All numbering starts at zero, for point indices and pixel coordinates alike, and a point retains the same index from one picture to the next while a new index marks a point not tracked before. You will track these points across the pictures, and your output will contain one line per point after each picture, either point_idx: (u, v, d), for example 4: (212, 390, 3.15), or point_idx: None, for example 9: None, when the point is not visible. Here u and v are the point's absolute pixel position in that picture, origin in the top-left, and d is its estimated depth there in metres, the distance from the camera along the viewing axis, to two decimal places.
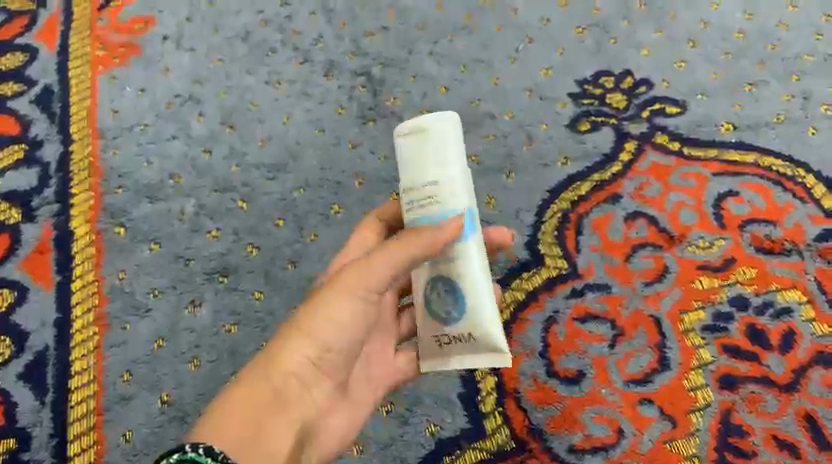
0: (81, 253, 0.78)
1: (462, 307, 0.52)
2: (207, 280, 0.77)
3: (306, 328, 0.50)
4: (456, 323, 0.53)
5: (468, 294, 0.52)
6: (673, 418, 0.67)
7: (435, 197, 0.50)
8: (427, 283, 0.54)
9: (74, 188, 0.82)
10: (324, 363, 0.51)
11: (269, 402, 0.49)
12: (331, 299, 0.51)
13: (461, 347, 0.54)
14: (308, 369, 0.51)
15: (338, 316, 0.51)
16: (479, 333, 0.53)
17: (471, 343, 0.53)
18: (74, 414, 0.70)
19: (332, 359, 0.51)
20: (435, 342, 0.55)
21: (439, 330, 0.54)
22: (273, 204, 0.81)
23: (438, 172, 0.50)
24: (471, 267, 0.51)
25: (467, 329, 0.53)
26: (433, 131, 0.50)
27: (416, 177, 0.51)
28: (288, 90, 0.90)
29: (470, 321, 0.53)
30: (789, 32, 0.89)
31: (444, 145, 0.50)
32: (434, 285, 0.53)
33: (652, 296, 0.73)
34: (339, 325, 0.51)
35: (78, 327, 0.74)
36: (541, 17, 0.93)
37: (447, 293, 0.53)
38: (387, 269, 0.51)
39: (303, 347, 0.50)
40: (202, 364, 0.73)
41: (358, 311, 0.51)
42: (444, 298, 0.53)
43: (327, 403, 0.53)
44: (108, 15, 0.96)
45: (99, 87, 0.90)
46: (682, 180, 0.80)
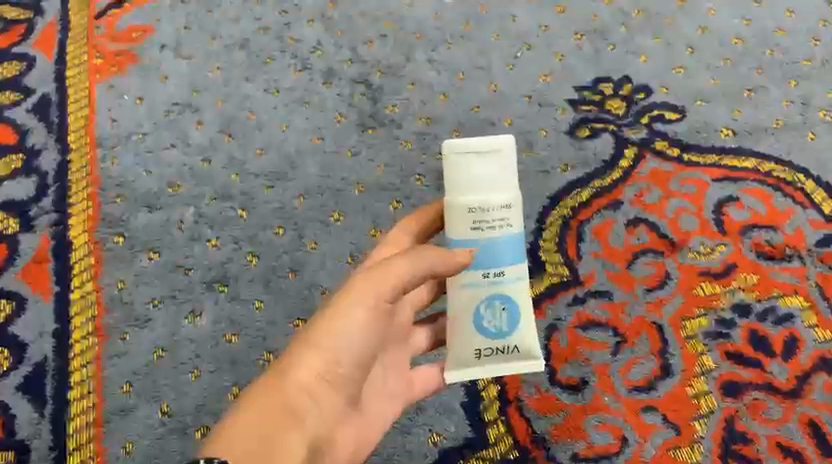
0: (79, 263, 0.78)
1: (513, 322, 0.54)
2: (206, 289, 0.77)
3: (314, 341, 0.49)
4: (503, 336, 0.54)
5: (523, 310, 0.54)
6: (676, 425, 0.67)
7: (506, 220, 0.50)
8: (482, 300, 0.53)
9: (72, 197, 0.82)
10: (335, 376, 0.49)
11: (279, 417, 0.47)
12: (338, 310, 0.49)
13: (502, 358, 0.55)
14: (319, 383, 0.49)
15: (347, 327, 0.49)
16: (527, 347, 0.55)
17: (514, 354, 0.55)
18: (74, 426, 0.70)
19: (344, 373, 0.50)
20: (474, 355, 0.55)
21: (481, 343, 0.54)
22: (272, 213, 0.81)
23: (509, 194, 0.50)
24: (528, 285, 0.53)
25: (514, 342, 0.55)
26: (506, 151, 0.50)
27: (486, 198, 0.50)
28: (287, 98, 0.89)
29: (519, 334, 0.54)
30: (786, 38, 0.90)
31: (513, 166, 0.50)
32: (492, 302, 0.53)
33: (654, 303, 0.73)
34: (349, 336, 0.49)
35: (77, 338, 0.74)
36: (539, 23, 0.93)
37: (503, 309, 0.53)
38: (399, 279, 0.50)
39: (312, 359, 0.49)
40: (202, 375, 0.72)
41: (368, 321, 0.50)
42: (498, 313, 0.53)
43: (342, 416, 0.51)
44: (105, 23, 0.96)
45: (97, 96, 0.90)
46: (682, 186, 0.80)
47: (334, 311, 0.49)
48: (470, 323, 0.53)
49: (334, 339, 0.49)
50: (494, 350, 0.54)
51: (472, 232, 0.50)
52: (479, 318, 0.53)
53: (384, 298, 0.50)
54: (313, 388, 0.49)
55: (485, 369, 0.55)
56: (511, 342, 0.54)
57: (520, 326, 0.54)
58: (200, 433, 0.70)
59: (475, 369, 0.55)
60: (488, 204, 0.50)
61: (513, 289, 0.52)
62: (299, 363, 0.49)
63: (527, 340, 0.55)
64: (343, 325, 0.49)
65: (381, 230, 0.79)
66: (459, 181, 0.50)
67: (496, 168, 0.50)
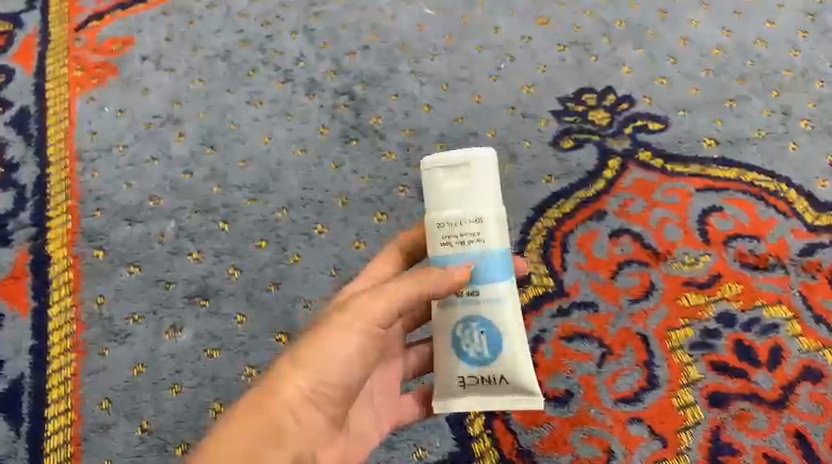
0: (58, 278, 0.77)
1: (495, 349, 0.49)
2: (188, 303, 0.76)
3: (305, 359, 0.47)
4: (486, 363, 0.49)
5: (503, 335, 0.49)
6: (663, 437, 0.66)
7: (478, 235, 0.47)
8: (458, 322, 0.50)
9: (51, 211, 0.81)
10: (323, 396, 0.47)
11: (265, 434, 0.45)
12: (332, 329, 0.47)
13: (488, 390, 0.50)
14: (308, 401, 0.47)
15: (340, 348, 0.47)
16: (513, 379, 0.49)
17: (501, 387, 0.50)
18: (51, 445, 0.68)
19: (334, 394, 0.48)
20: (455, 383, 0.51)
21: (462, 370, 0.50)
22: (255, 225, 0.80)
23: (481, 210, 0.47)
24: (511, 308, 0.48)
25: (500, 372, 0.49)
26: (476, 165, 0.47)
27: (454, 214, 0.47)
28: (269, 110, 0.89)
29: (504, 362, 0.49)
30: (767, 48, 0.90)
31: (491, 179, 0.47)
32: (469, 324, 0.49)
33: (639, 314, 0.72)
34: (342, 358, 0.47)
35: (55, 353, 0.73)
36: (522, 35, 0.94)
37: (481, 333, 0.49)
38: (392, 306, 0.48)
39: (302, 377, 0.46)
40: (182, 391, 0.71)
41: (362, 344, 0.48)
42: (478, 339, 0.49)
43: (328, 435, 0.49)
44: (86, 35, 0.95)
45: (77, 108, 0.89)
46: (665, 196, 0.80)
47: (329, 330, 0.47)
48: (449, 347, 0.50)
49: (327, 359, 0.47)
50: (477, 378, 0.50)
51: (442, 248, 0.48)
52: (457, 342, 0.50)
53: (377, 322, 0.48)
54: (302, 406, 0.47)
55: (468, 399, 0.51)
56: (497, 371, 0.49)
57: (506, 353, 0.49)
58: (180, 450, 0.68)
59: (461, 402, 0.51)
60: (458, 220, 0.47)
61: (492, 311, 0.48)
62: (289, 380, 0.46)
63: (515, 370, 0.49)
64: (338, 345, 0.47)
65: (364, 242, 0.79)
66: (434, 199, 0.48)
67: (470, 183, 0.47)
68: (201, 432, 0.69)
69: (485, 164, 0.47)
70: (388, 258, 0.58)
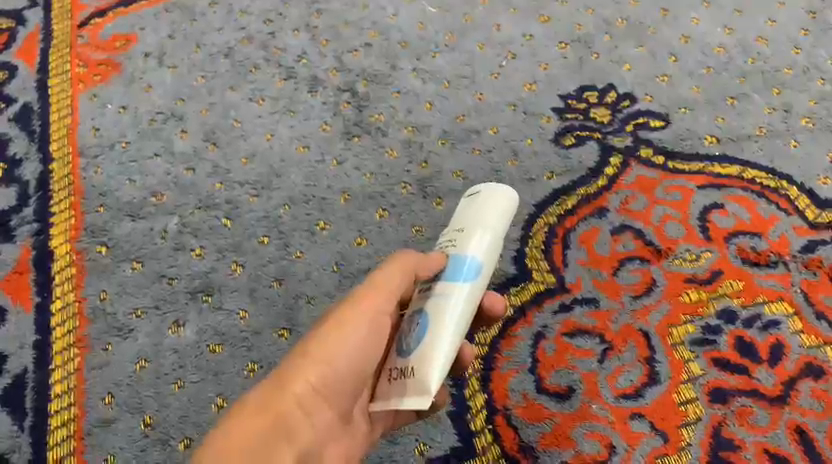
0: (61, 273, 0.77)
1: (422, 341, 0.49)
2: (190, 299, 0.76)
3: (316, 353, 0.50)
4: (409, 355, 0.50)
5: (432, 327, 0.50)
6: (664, 433, 0.67)
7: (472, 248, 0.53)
8: (409, 314, 0.52)
9: (54, 207, 0.81)
10: (331, 390, 0.50)
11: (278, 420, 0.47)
12: (339, 325, 0.51)
13: (405, 385, 0.49)
14: (317, 393, 0.49)
15: (348, 342, 0.50)
16: (425, 370, 0.48)
17: (411, 382, 0.48)
18: (55, 439, 0.69)
19: (343, 381, 0.50)
20: (388, 377, 0.51)
21: (394, 362, 0.51)
22: (257, 221, 0.80)
23: (480, 229, 0.54)
24: (451, 305, 0.50)
25: (413, 363, 0.49)
26: (484, 194, 0.56)
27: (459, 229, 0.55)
28: (271, 107, 0.89)
29: (422, 353, 0.49)
30: (768, 46, 0.91)
31: (495, 207, 0.55)
32: (414, 316, 0.51)
33: (640, 310, 0.73)
34: (350, 351, 0.50)
35: (58, 348, 0.73)
36: (524, 33, 0.94)
37: (419, 325, 0.50)
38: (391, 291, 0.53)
39: (312, 372, 0.49)
40: (185, 386, 0.71)
41: (368, 340, 0.51)
42: (414, 332, 0.50)
43: (339, 430, 0.51)
44: (88, 33, 0.95)
45: (79, 104, 0.89)
46: (667, 193, 0.80)
47: (337, 325, 0.51)
48: (393, 341, 0.52)
49: (335, 346, 0.50)
50: (400, 370, 0.49)
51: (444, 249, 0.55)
52: (401, 334, 0.52)
53: (380, 311, 0.52)
54: (313, 398, 0.49)
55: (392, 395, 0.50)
56: (415, 364, 0.49)
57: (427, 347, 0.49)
58: (183, 445, 0.68)
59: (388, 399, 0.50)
60: (463, 234, 0.54)
61: (433, 304, 0.51)
62: (301, 373, 0.49)
63: (427, 363, 0.48)
64: (345, 335, 0.50)
65: (366, 239, 0.79)
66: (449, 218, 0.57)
67: (478, 208, 0.55)
68: (204, 427, 0.69)
69: (490, 194, 0.56)
70: None
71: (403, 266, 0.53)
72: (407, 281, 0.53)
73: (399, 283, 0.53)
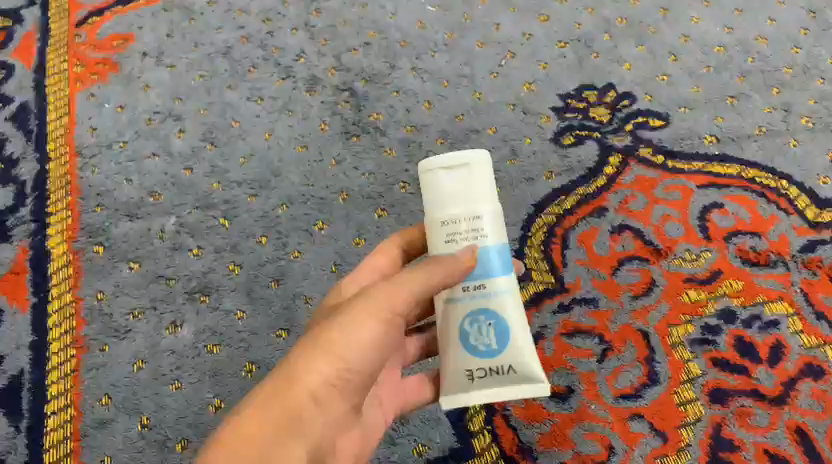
0: (58, 273, 0.77)
1: (505, 338, 0.48)
2: (188, 299, 0.75)
3: (328, 347, 0.45)
4: (497, 354, 0.48)
5: (510, 323, 0.48)
6: (663, 433, 0.66)
7: (477, 231, 0.47)
8: (466, 315, 0.48)
9: (51, 207, 0.81)
10: (343, 386, 0.46)
11: (288, 420, 0.43)
12: (353, 318, 0.46)
13: (502, 381, 0.48)
14: (328, 390, 0.45)
15: (362, 337, 0.46)
16: (525, 362, 0.48)
17: (511, 377, 0.48)
18: (51, 440, 0.68)
19: (355, 377, 0.46)
20: (466, 377, 0.48)
21: (472, 363, 0.48)
22: (255, 221, 0.80)
23: (485, 208, 0.47)
24: (514, 297, 0.48)
25: (509, 361, 0.48)
26: (473, 165, 0.47)
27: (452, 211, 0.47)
28: (270, 106, 0.89)
29: (513, 351, 0.48)
30: (768, 45, 0.90)
31: (487, 180, 0.47)
32: (476, 317, 0.48)
33: (640, 310, 0.72)
34: (363, 348, 0.46)
35: (55, 349, 0.72)
36: (523, 32, 0.94)
37: (490, 325, 0.48)
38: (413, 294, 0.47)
39: (325, 369, 0.45)
40: (182, 387, 0.71)
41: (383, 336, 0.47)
42: (486, 332, 0.48)
43: (345, 420, 0.48)
44: (86, 32, 0.95)
45: (77, 104, 0.89)
46: (666, 192, 0.80)
47: (351, 320, 0.46)
48: (456, 343, 0.48)
49: (351, 344, 0.45)
50: (488, 370, 0.48)
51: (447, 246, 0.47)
52: (465, 337, 0.48)
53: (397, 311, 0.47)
54: (324, 396, 0.45)
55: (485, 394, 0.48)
56: (506, 360, 0.48)
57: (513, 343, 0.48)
58: (179, 446, 0.68)
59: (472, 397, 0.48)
60: (459, 218, 0.47)
61: (498, 301, 0.48)
62: (311, 369, 0.45)
63: (523, 357, 0.48)
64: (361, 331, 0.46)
65: (364, 239, 0.78)
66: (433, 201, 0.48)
67: (468, 183, 0.47)
68: (201, 428, 0.69)
69: (476, 165, 0.47)
70: (385, 253, 0.59)
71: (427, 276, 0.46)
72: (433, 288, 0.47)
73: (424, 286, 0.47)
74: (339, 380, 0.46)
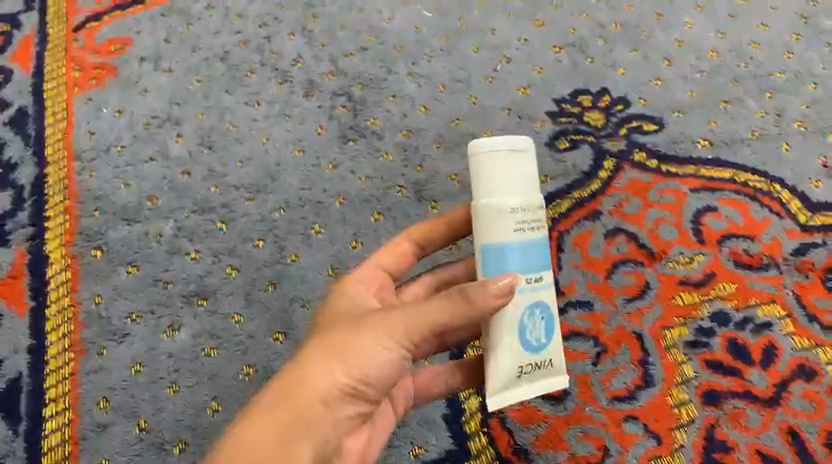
0: (56, 277, 0.77)
1: (550, 333, 0.50)
2: (185, 303, 0.76)
3: (342, 353, 0.47)
4: (542, 349, 0.50)
5: (555, 319, 0.50)
6: (658, 435, 0.67)
7: (537, 220, 0.48)
8: (525, 310, 0.48)
9: (49, 211, 0.81)
10: (353, 393, 0.47)
11: (295, 421, 0.45)
12: (368, 331, 0.47)
13: (542, 375, 0.50)
14: (342, 395, 0.47)
15: (376, 350, 0.47)
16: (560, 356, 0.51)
17: (548, 370, 0.50)
18: (50, 443, 0.69)
19: (366, 387, 0.47)
20: (517, 372, 0.49)
21: (522, 357, 0.49)
22: (253, 225, 0.81)
23: (539, 198, 0.49)
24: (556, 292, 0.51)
25: (549, 356, 0.50)
26: (529, 153, 0.48)
27: (520, 198, 0.48)
28: (267, 110, 0.89)
29: (553, 346, 0.50)
30: (761, 51, 0.91)
31: (535, 169, 0.49)
32: (533, 312, 0.49)
33: (634, 313, 0.73)
34: (374, 361, 0.47)
35: (53, 353, 0.73)
36: (519, 37, 0.94)
37: (542, 320, 0.49)
38: (431, 322, 0.47)
39: (334, 373, 0.46)
40: (180, 390, 0.71)
41: (401, 355, 0.47)
42: (539, 326, 0.49)
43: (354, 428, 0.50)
44: (84, 36, 0.95)
45: (75, 108, 0.89)
46: (660, 196, 0.80)
47: (365, 331, 0.47)
48: (512, 335, 0.48)
49: (362, 355, 0.47)
50: (536, 364, 0.49)
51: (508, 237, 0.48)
52: (523, 331, 0.48)
53: (415, 335, 0.47)
54: (334, 400, 0.47)
55: (526, 387, 0.50)
56: (548, 355, 0.50)
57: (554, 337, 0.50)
58: (178, 449, 0.69)
59: (516, 389, 0.49)
60: (526, 205, 0.48)
61: (549, 296, 0.49)
62: (323, 374, 0.46)
63: (559, 352, 0.51)
64: (372, 342, 0.47)
65: (361, 242, 0.79)
66: (496, 188, 0.48)
67: (528, 170, 0.48)
68: (199, 432, 0.69)
69: (531, 153, 0.48)
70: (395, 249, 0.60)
71: (452, 309, 0.46)
72: (454, 318, 0.46)
73: (442, 315, 0.46)
74: (350, 388, 0.47)
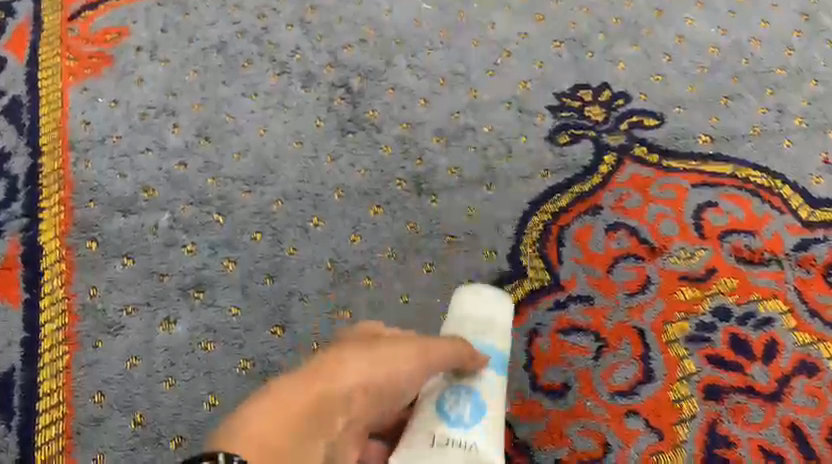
0: (50, 269, 0.76)
1: (477, 419, 0.52)
2: (182, 296, 0.75)
3: (377, 344, 0.44)
4: (467, 429, 0.51)
5: (486, 407, 0.53)
6: (659, 430, 0.67)
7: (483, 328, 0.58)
8: (448, 387, 0.53)
9: (43, 202, 0.80)
10: (380, 393, 0.43)
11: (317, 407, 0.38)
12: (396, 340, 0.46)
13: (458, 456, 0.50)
14: (366, 393, 0.42)
15: (404, 353, 0.45)
16: (488, 447, 0.51)
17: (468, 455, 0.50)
18: (43, 438, 0.67)
19: (392, 385, 0.44)
20: (430, 440, 0.50)
21: (439, 430, 0.50)
22: (250, 217, 0.80)
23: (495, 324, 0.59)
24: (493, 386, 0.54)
25: (474, 441, 0.51)
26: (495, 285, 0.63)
27: (468, 316, 0.59)
28: (265, 102, 0.88)
29: (478, 432, 0.51)
30: (761, 47, 0.91)
31: (501, 308, 0.60)
32: (457, 390, 0.53)
33: (635, 308, 0.73)
34: (403, 362, 0.45)
35: (47, 346, 0.72)
36: (519, 30, 0.94)
37: (467, 400, 0.52)
38: (441, 354, 0.48)
39: (367, 362, 0.42)
40: (177, 384, 0.70)
41: (421, 366, 0.46)
42: (463, 405, 0.52)
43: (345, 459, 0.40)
44: (79, 25, 0.94)
45: (70, 98, 0.88)
46: (661, 191, 0.80)
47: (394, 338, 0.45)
48: (431, 406, 0.52)
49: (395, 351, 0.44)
50: (456, 441, 0.50)
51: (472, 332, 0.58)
52: (442, 404, 0.52)
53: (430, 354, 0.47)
54: (360, 397, 0.41)
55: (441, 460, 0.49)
56: (471, 442, 0.50)
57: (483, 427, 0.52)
58: (174, 443, 0.68)
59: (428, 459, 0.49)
60: (472, 321, 0.59)
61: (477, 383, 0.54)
62: (358, 358, 0.42)
63: (484, 440, 0.51)
64: (401, 345, 0.45)
65: (360, 236, 0.78)
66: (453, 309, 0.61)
67: (491, 294, 0.61)
68: (196, 426, 0.68)
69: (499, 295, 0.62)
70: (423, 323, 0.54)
71: (451, 350, 0.49)
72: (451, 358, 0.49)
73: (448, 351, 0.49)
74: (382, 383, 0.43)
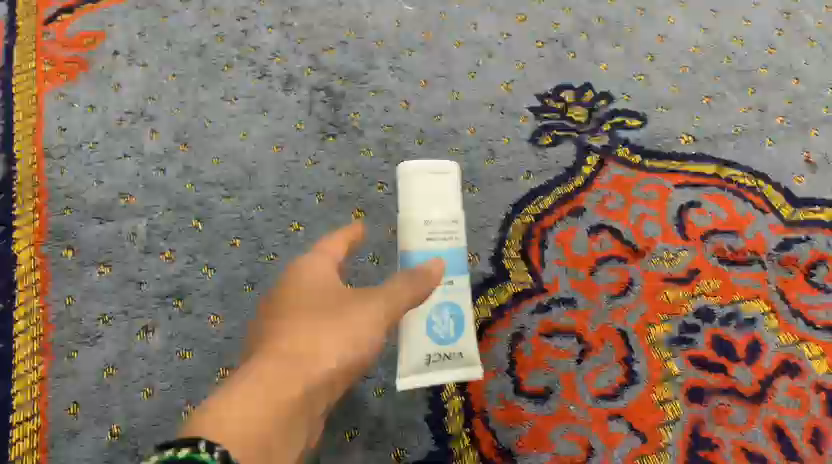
0: (25, 278, 0.74)
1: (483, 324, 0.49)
2: (160, 304, 0.74)
3: (304, 313, 0.57)
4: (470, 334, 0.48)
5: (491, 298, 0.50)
6: (643, 433, 0.66)
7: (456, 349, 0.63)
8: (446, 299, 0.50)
9: (17, 210, 0.78)
10: (304, 350, 0.54)
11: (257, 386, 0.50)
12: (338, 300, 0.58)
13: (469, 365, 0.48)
14: (291, 355, 0.53)
15: (337, 328, 0.57)
16: None
17: None
18: (16, 451, 0.66)
19: (312, 347, 0.55)
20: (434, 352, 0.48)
21: None
22: (229, 223, 0.79)
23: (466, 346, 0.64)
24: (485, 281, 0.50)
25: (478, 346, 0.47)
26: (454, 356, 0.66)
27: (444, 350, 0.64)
28: (245, 106, 0.87)
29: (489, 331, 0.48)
30: (743, 46, 0.91)
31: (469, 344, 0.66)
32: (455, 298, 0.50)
33: (618, 310, 0.72)
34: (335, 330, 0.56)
35: (21, 357, 0.70)
36: (501, 31, 0.93)
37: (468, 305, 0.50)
38: (380, 304, 0.59)
39: (300, 326, 0.56)
40: (154, 394, 0.69)
41: (362, 318, 0.58)
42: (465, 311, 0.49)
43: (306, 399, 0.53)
44: (54, 30, 0.93)
45: (45, 104, 0.86)
46: (643, 192, 0.80)
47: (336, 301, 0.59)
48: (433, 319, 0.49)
49: (320, 320, 0.57)
50: None
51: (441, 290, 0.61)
52: None
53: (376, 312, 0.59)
54: (281, 370, 0.52)
55: None
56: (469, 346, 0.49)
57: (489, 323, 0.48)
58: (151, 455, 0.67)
59: None
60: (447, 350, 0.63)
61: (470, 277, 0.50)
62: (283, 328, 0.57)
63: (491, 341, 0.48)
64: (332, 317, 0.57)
65: None
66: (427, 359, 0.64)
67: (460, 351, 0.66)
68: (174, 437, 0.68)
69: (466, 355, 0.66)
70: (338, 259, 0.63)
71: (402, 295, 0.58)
72: (398, 306, 0.59)
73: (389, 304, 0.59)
74: (305, 342, 0.55)
